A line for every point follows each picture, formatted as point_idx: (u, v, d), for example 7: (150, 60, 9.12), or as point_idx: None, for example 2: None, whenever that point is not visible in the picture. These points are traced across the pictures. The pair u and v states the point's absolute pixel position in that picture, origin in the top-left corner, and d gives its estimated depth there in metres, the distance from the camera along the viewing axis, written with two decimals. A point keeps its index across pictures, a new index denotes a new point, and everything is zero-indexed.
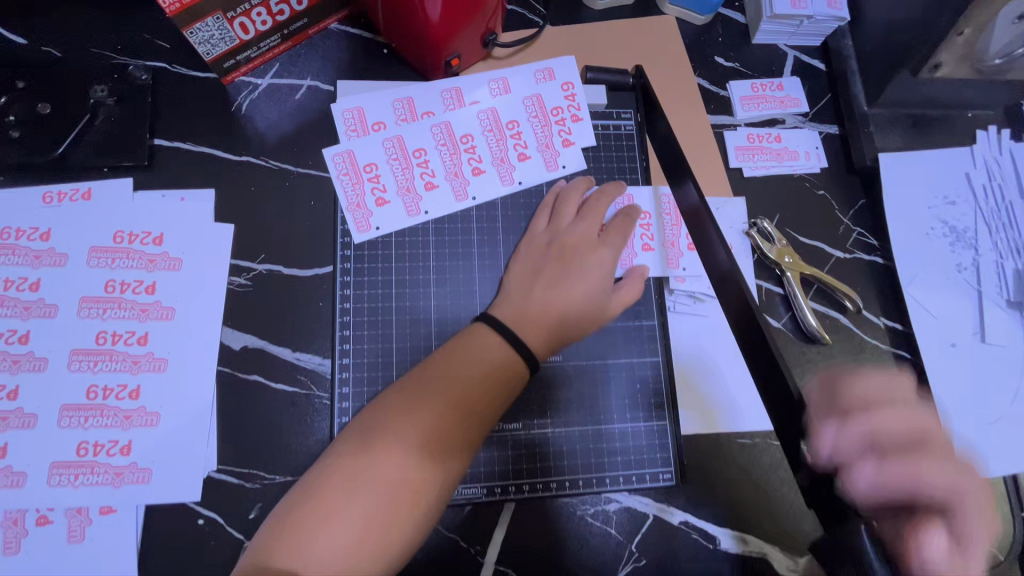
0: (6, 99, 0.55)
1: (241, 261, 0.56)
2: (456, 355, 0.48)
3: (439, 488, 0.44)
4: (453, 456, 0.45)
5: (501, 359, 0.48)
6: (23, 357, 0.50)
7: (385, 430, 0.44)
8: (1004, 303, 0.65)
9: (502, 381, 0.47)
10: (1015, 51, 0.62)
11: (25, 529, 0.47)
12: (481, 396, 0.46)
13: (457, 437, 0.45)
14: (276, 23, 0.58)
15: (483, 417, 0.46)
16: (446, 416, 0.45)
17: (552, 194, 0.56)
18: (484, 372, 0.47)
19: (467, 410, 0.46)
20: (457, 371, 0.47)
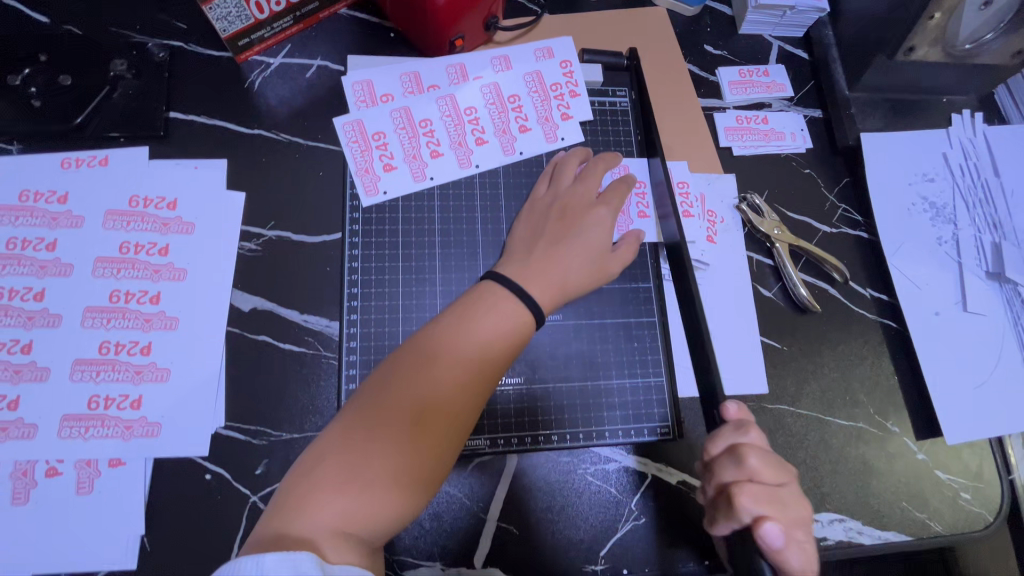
0: (29, 71, 0.58)
1: (251, 227, 0.58)
2: (464, 318, 0.48)
3: (451, 443, 0.45)
4: (464, 412, 0.46)
5: (509, 324, 0.48)
6: (39, 314, 0.52)
7: (394, 391, 0.45)
8: (983, 274, 0.68)
9: (510, 341, 0.48)
10: (983, 37, 0.67)
11: (34, 480, 0.48)
12: (490, 360, 0.47)
13: (467, 401, 0.46)
14: (289, 5, 0.61)
15: (491, 381, 0.47)
16: (458, 380, 0.46)
17: (555, 161, 0.59)
18: (493, 336, 0.48)
19: (476, 375, 0.46)
20: (467, 334, 0.47)
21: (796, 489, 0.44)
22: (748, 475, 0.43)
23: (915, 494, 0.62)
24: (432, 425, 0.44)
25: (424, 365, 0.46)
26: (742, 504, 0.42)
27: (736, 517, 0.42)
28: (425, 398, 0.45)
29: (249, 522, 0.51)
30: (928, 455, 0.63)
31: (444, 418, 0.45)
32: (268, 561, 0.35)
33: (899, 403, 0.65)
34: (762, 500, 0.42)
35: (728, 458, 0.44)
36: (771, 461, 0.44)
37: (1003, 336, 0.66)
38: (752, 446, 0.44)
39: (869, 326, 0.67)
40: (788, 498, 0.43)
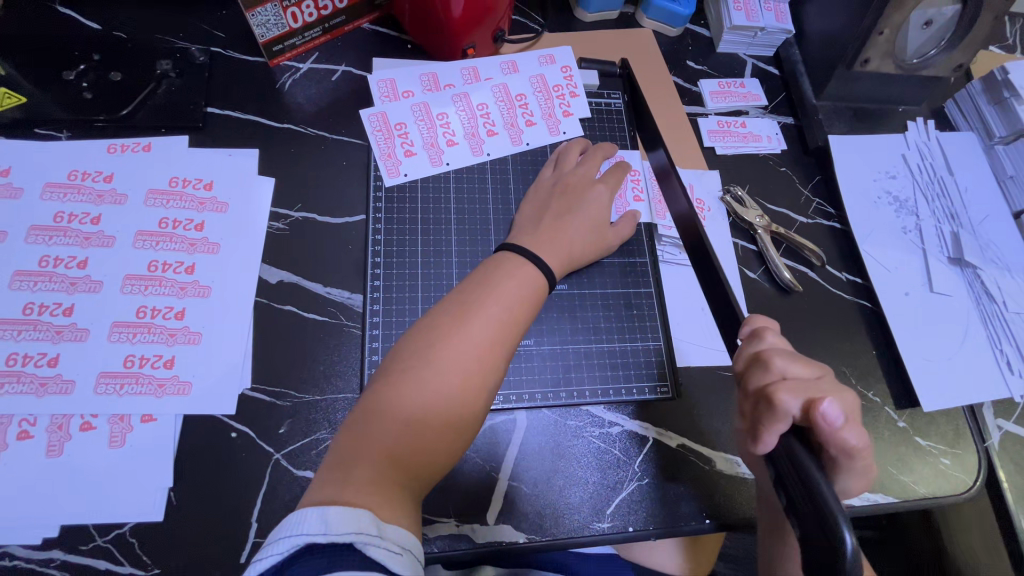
0: (83, 68, 0.64)
1: (280, 209, 0.63)
2: (479, 295, 0.52)
3: (473, 410, 0.49)
4: (484, 382, 0.49)
5: (523, 297, 0.53)
6: (81, 280, 0.55)
7: (417, 364, 0.48)
8: (945, 259, 0.75)
9: (522, 318, 0.53)
10: (928, 52, 0.78)
11: (69, 433, 0.51)
12: (507, 330, 0.51)
13: (489, 369, 0.50)
14: (321, 16, 0.69)
15: (509, 348, 0.52)
16: (479, 351, 0.49)
17: (562, 149, 0.66)
18: (508, 310, 0.52)
19: (497, 344, 0.51)
20: (483, 309, 0.51)
21: (832, 379, 0.47)
22: (778, 373, 0.47)
23: (898, 459, 0.66)
24: (459, 391, 0.48)
25: (446, 338, 0.49)
26: (783, 398, 0.44)
27: (782, 413, 0.44)
28: (450, 368, 0.48)
29: (272, 477, 0.53)
30: (909, 423, 0.68)
31: (469, 384, 0.49)
32: (331, 510, 0.38)
33: (879, 375, 0.70)
34: (799, 390, 0.45)
35: (757, 366, 0.48)
36: (797, 360, 0.48)
37: (967, 314, 0.72)
38: (775, 350, 0.49)
39: (847, 305, 0.73)
40: (828, 388, 0.46)
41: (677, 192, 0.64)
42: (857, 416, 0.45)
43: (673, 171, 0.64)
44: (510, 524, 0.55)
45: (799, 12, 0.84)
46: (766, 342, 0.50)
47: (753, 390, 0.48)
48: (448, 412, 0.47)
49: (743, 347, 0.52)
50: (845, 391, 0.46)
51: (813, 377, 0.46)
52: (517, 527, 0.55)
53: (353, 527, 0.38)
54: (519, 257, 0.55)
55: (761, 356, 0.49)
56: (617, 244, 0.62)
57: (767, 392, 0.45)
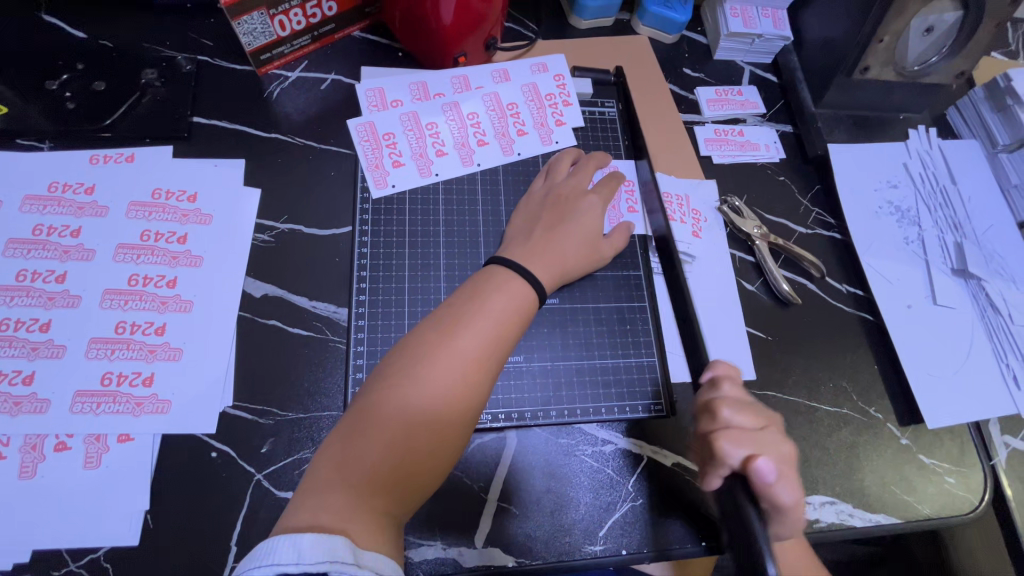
0: (66, 78, 0.63)
1: (266, 221, 0.62)
2: (468, 311, 0.50)
3: (460, 430, 0.47)
4: (471, 401, 0.48)
5: (513, 311, 0.52)
6: (59, 295, 0.54)
7: (402, 382, 0.46)
8: (949, 270, 0.73)
9: (511, 334, 0.51)
10: (929, 59, 0.76)
11: (42, 454, 0.49)
12: (496, 346, 0.50)
13: (477, 386, 0.48)
14: (309, 24, 0.68)
15: (498, 364, 0.50)
16: (466, 367, 0.48)
17: (556, 159, 0.65)
18: (498, 325, 0.50)
19: (485, 360, 0.49)
20: (472, 324, 0.50)
21: (774, 431, 0.49)
22: (724, 423, 0.49)
23: (901, 478, 0.64)
24: (446, 409, 0.47)
25: (434, 354, 0.48)
26: (725, 447, 0.46)
27: (723, 461, 0.46)
28: (437, 386, 0.47)
29: (252, 499, 0.51)
30: (912, 440, 0.66)
31: (457, 402, 0.47)
32: (306, 540, 0.37)
33: (882, 390, 0.68)
34: (741, 441, 0.46)
35: (707, 413, 0.50)
36: (743, 410, 0.49)
37: (972, 327, 0.70)
38: (725, 399, 0.50)
39: (848, 318, 0.71)
40: (769, 440, 0.48)
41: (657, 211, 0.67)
42: (792, 468, 0.47)
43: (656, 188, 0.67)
44: (498, 547, 0.53)
45: (796, 19, 0.82)
46: (718, 388, 0.52)
47: (701, 437, 0.50)
48: (434, 432, 0.46)
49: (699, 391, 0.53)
50: (783, 444, 0.48)
51: (757, 428, 0.48)
52: (506, 551, 0.53)
53: (327, 556, 0.36)
54: (510, 271, 0.54)
55: (712, 405, 0.50)
56: (610, 256, 0.61)
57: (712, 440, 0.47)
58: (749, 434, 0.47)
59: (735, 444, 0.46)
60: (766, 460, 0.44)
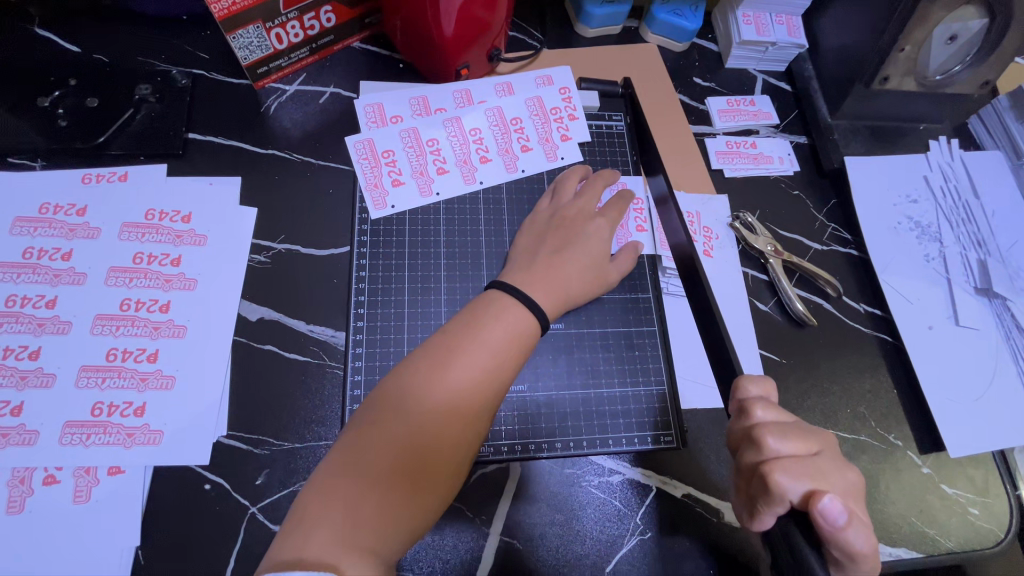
0: (59, 94, 0.62)
1: (262, 241, 0.60)
2: (466, 337, 0.48)
3: (455, 464, 0.45)
4: (467, 434, 0.46)
5: (514, 341, 0.49)
6: (49, 321, 0.53)
7: (390, 416, 0.44)
8: (971, 289, 0.70)
9: (511, 363, 0.48)
10: (952, 69, 0.73)
11: (31, 488, 0.48)
12: (494, 374, 0.47)
13: (473, 420, 0.46)
14: (307, 37, 0.65)
15: (496, 396, 0.48)
16: (463, 400, 0.46)
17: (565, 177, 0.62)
18: (496, 356, 0.48)
19: (481, 392, 0.46)
20: (470, 353, 0.47)
21: (833, 456, 0.43)
22: (774, 454, 0.42)
23: (922, 509, 0.61)
24: (441, 443, 0.44)
25: (430, 383, 0.46)
26: (779, 481, 0.40)
27: (780, 496, 0.40)
28: (433, 418, 0.45)
29: (246, 534, 0.50)
30: (933, 470, 0.63)
31: (452, 435, 0.45)
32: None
33: (902, 417, 0.65)
34: (799, 476, 0.40)
35: (750, 443, 0.44)
36: (790, 436, 0.43)
37: (996, 349, 0.67)
38: (767, 425, 0.44)
39: (866, 339, 0.68)
40: (828, 468, 0.42)
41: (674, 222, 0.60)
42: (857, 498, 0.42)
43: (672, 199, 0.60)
44: None
45: (812, 26, 0.79)
46: (755, 418, 0.45)
47: (747, 471, 0.44)
48: (429, 467, 0.44)
49: (732, 418, 0.47)
50: (844, 471, 0.43)
51: (810, 455, 0.43)
52: None
53: None
54: (511, 296, 0.51)
55: (753, 433, 0.44)
56: (617, 279, 0.58)
57: (764, 474, 0.41)
58: (802, 464, 0.41)
59: (793, 480, 0.40)
60: (834, 499, 0.38)
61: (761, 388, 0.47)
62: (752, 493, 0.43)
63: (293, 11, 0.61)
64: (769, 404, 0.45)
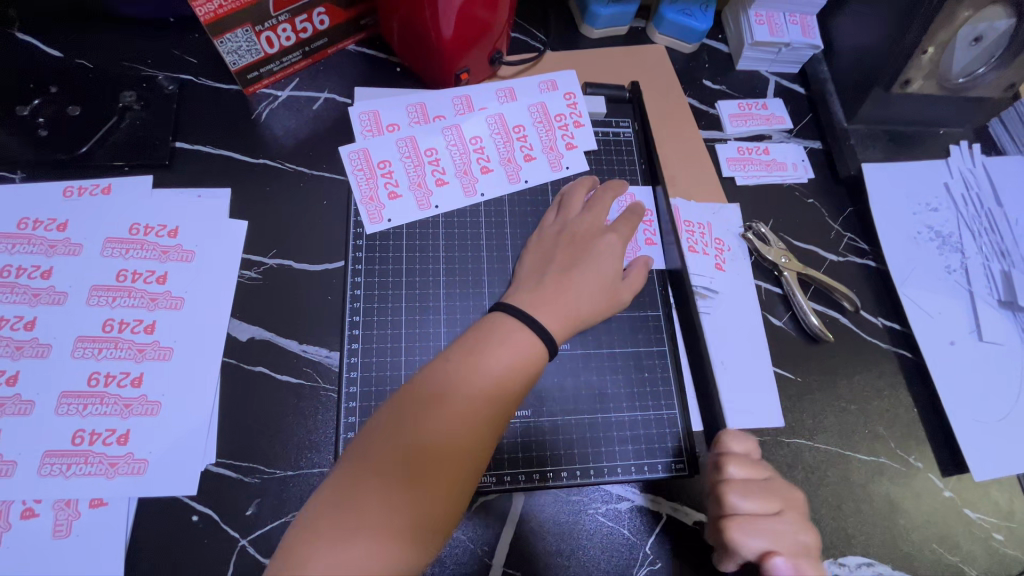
0: (39, 102, 0.59)
1: (252, 256, 0.57)
2: (466, 363, 0.45)
3: (460, 484, 0.42)
4: (472, 450, 0.43)
5: (517, 364, 0.46)
6: (27, 343, 0.50)
7: (391, 429, 0.42)
8: (995, 302, 0.67)
9: (519, 375, 0.46)
10: (976, 71, 0.70)
11: (8, 522, 0.45)
12: (501, 388, 0.45)
13: (473, 451, 0.43)
14: (299, 40, 0.62)
15: (498, 425, 0.45)
16: (462, 429, 0.43)
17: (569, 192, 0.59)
18: (498, 382, 0.45)
19: (482, 420, 0.44)
20: (470, 379, 0.44)
21: (795, 515, 0.46)
22: (736, 512, 0.45)
23: (945, 535, 0.58)
24: (437, 477, 0.41)
25: (426, 412, 0.43)
26: (737, 538, 0.44)
27: (734, 551, 0.44)
28: (429, 449, 0.42)
29: (235, 569, 0.47)
30: (956, 493, 0.60)
31: (451, 468, 0.42)
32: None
33: (923, 438, 0.62)
34: (755, 535, 0.44)
35: (714, 497, 0.47)
36: (755, 494, 0.46)
37: (1021, 365, 0.64)
38: (735, 483, 0.46)
39: (885, 355, 0.65)
40: (788, 528, 0.45)
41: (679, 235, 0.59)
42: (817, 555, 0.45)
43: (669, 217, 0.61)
44: None
45: (828, 25, 0.76)
46: (725, 474, 0.47)
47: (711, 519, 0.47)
48: (426, 503, 0.40)
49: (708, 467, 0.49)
50: (804, 530, 0.45)
51: (772, 513, 0.45)
52: None
53: None
54: (514, 318, 0.48)
55: (718, 488, 0.47)
56: (629, 299, 0.55)
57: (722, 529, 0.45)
58: (761, 525, 0.44)
59: (748, 540, 0.43)
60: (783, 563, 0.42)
61: (743, 445, 0.49)
62: (711, 539, 0.47)
63: (285, 13, 0.58)
64: (742, 461, 0.47)
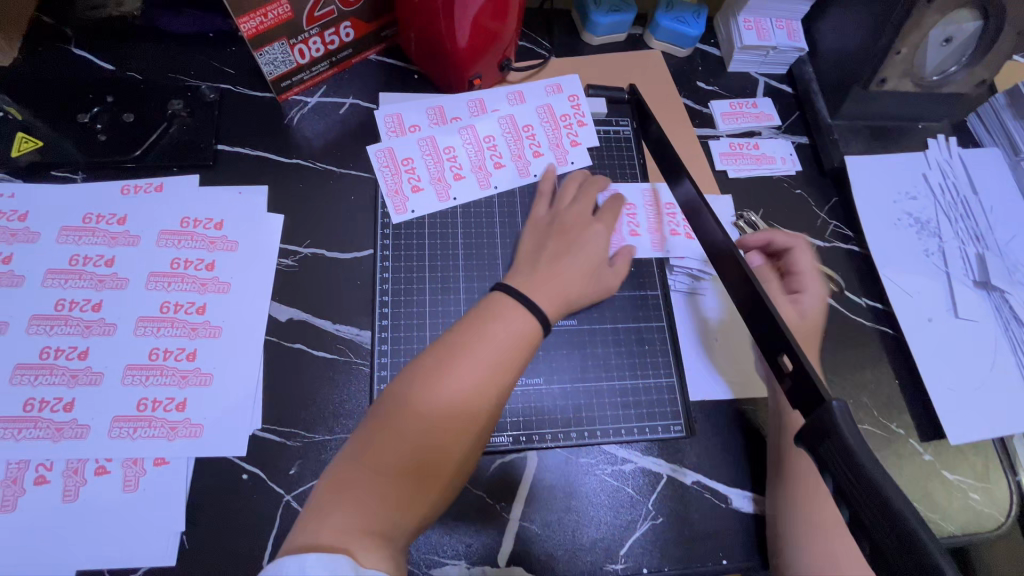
0: (97, 110, 0.66)
1: (289, 245, 0.64)
2: (469, 340, 0.51)
3: (464, 457, 0.48)
4: (475, 428, 0.49)
5: (516, 343, 0.51)
6: (95, 323, 0.56)
7: (402, 410, 0.47)
8: (971, 282, 0.72)
9: (516, 361, 0.51)
10: (949, 69, 0.76)
11: (83, 478, 0.51)
12: (500, 372, 0.50)
13: (475, 416, 0.49)
14: (328, 51, 0.69)
15: (500, 395, 0.50)
16: (467, 397, 0.48)
17: (545, 186, 0.66)
18: (498, 356, 0.50)
19: (484, 390, 0.49)
20: (473, 353, 0.50)
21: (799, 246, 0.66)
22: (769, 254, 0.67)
23: (925, 495, 0.63)
24: (445, 438, 0.47)
25: (437, 385, 0.48)
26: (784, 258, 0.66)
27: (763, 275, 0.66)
28: (437, 413, 0.47)
29: (282, 521, 0.53)
30: (935, 456, 0.65)
31: (458, 430, 0.48)
32: (310, 561, 0.37)
33: (904, 407, 0.67)
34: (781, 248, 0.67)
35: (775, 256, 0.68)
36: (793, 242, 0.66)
37: (995, 340, 0.69)
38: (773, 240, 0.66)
39: (868, 332, 0.70)
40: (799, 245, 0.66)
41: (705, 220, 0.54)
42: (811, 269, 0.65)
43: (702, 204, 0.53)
44: (522, 564, 0.54)
45: (811, 29, 0.82)
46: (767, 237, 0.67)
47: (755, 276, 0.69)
48: (435, 459, 0.46)
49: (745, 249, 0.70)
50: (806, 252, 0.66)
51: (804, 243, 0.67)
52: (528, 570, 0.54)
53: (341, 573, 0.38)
54: (512, 299, 0.54)
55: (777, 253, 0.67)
56: (611, 282, 0.62)
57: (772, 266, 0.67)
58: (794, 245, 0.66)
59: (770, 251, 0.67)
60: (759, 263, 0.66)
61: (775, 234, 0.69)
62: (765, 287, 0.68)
63: (316, 27, 0.65)
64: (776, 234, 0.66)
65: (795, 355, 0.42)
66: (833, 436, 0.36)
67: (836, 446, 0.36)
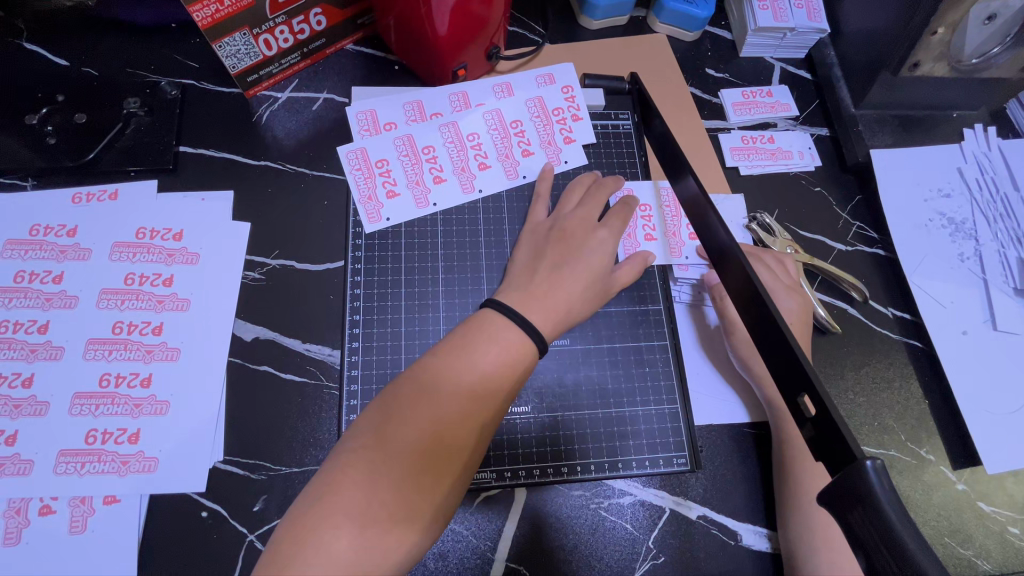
0: (46, 110, 0.60)
1: (255, 257, 0.58)
2: (452, 361, 0.45)
3: (452, 485, 0.42)
4: (464, 451, 0.42)
5: (505, 363, 0.45)
6: (41, 346, 0.52)
7: (380, 429, 0.42)
8: (1011, 291, 0.65)
9: (510, 377, 0.45)
10: (991, 51, 0.67)
11: (27, 519, 0.47)
12: (491, 387, 0.44)
13: (459, 450, 0.42)
14: (297, 41, 0.63)
15: (491, 418, 0.44)
16: (452, 422, 0.42)
17: (542, 187, 0.60)
18: (488, 373, 0.44)
19: (470, 419, 0.43)
20: (456, 375, 0.44)
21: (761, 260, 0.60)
22: None
23: (958, 529, 0.57)
24: (425, 477, 0.40)
25: (419, 401, 0.43)
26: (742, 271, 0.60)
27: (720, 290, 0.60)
28: (416, 447, 0.41)
29: (244, 563, 0.48)
30: (970, 486, 0.59)
31: (440, 467, 0.41)
32: None
33: (936, 430, 0.61)
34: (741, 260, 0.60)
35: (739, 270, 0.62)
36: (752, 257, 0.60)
37: None
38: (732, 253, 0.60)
39: (895, 346, 0.64)
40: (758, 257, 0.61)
41: (713, 226, 0.47)
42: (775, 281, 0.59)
43: (707, 204, 0.46)
44: None
45: (835, 8, 0.74)
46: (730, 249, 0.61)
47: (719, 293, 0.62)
48: (414, 504, 0.40)
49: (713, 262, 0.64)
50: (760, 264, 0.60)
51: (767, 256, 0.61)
52: None
53: None
54: (506, 308, 0.48)
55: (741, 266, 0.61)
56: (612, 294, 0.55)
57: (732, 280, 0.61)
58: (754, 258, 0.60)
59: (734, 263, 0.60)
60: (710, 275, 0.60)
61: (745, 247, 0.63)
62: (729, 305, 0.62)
63: (281, 15, 0.58)
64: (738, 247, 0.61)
65: (821, 397, 0.36)
66: (867, 503, 0.30)
67: (870, 515, 0.30)
